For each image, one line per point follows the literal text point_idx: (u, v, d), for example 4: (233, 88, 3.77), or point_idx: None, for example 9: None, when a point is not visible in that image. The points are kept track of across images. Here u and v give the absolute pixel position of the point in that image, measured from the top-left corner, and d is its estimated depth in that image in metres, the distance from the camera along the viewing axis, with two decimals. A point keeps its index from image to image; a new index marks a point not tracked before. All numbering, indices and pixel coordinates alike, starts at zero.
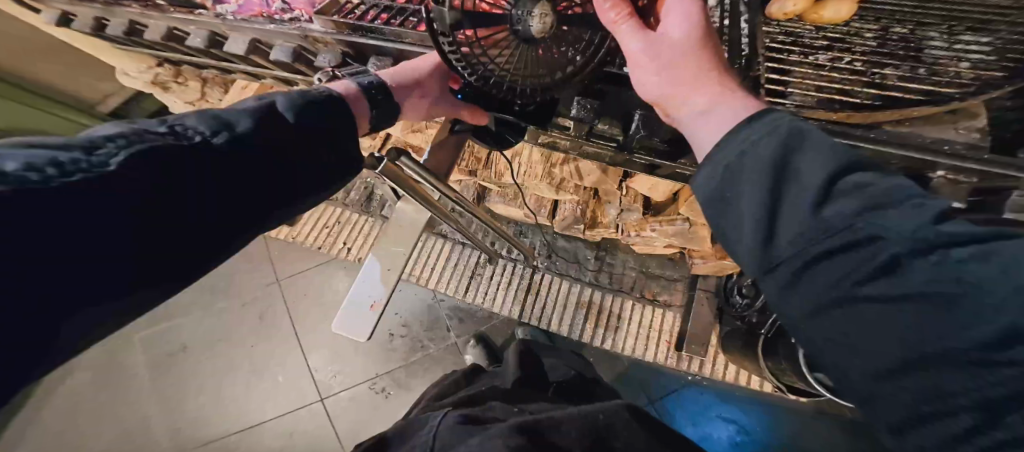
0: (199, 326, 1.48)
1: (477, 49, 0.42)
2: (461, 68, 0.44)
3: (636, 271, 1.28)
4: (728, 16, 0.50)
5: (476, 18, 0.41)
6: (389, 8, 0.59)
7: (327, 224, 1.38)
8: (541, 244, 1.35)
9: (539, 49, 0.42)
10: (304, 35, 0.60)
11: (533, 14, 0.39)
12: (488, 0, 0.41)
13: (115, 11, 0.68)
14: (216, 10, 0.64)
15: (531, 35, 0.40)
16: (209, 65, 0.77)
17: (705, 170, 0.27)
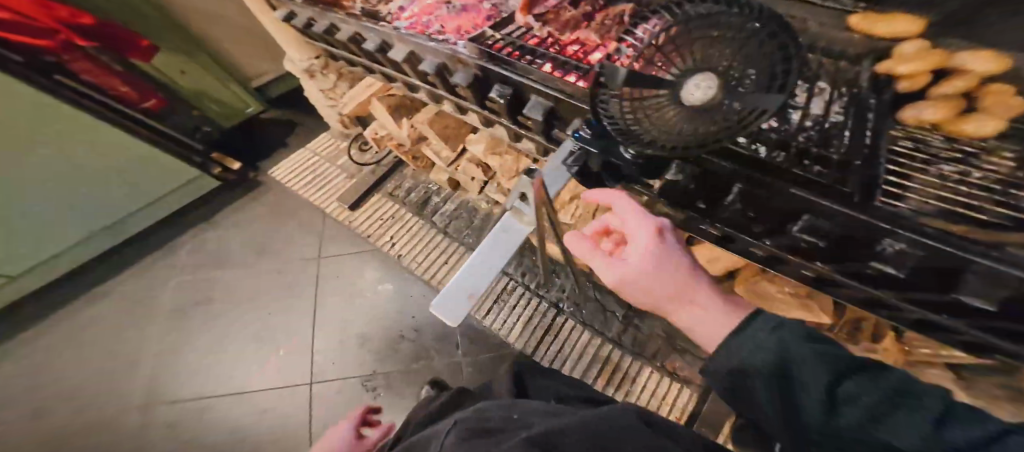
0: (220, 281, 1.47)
1: (631, 104, 0.40)
2: (605, 119, 0.41)
3: (664, 340, 1.21)
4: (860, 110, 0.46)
5: (635, 75, 0.38)
6: (521, 46, 0.60)
7: (382, 217, 1.40)
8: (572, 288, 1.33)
9: (696, 113, 0.36)
10: (452, 54, 0.63)
11: (697, 84, 0.35)
12: (657, 64, 0.38)
13: (303, 9, 0.79)
14: (392, 24, 0.69)
15: (689, 100, 0.36)
16: (359, 62, 0.89)
17: (716, 370, 0.33)
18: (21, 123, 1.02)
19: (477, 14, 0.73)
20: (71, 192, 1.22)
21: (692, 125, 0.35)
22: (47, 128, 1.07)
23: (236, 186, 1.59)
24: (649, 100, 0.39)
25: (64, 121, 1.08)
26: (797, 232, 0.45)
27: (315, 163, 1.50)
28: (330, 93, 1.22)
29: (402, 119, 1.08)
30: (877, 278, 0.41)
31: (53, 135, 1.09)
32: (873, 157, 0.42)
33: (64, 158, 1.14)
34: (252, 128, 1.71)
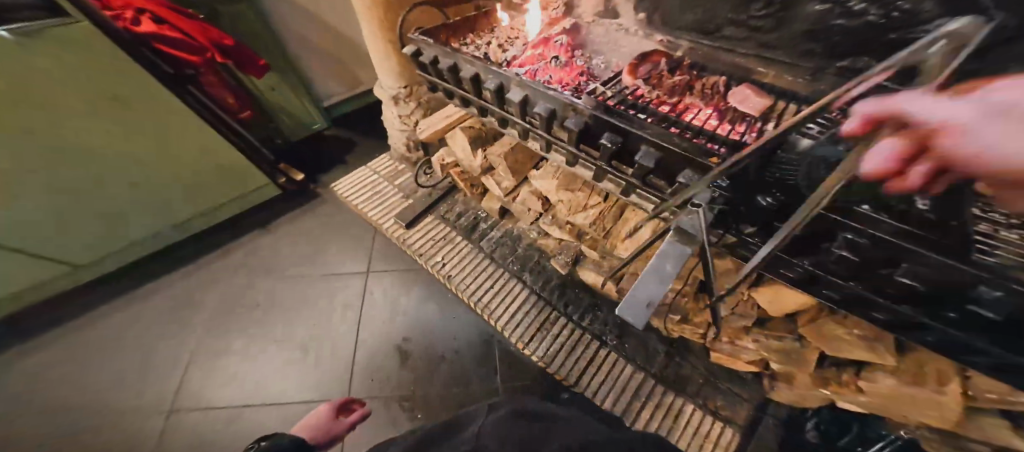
0: (263, 289, 1.47)
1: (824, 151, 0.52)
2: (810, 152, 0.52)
3: (705, 379, 1.12)
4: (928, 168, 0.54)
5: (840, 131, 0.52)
6: (632, 103, 0.69)
7: (433, 237, 1.38)
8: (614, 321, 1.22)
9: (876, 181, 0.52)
10: (567, 103, 0.70)
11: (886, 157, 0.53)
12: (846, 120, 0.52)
13: (427, 49, 0.92)
14: (512, 71, 0.80)
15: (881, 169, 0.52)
16: (456, 94, 0.97)
17: None
18: (153, 122, 1.19)
19: (578, 72, 0.85)
20: (162, 184, 1.33)
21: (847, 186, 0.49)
22: (170, 129, 1.23)
23: (295, 196, 1.70)
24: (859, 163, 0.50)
25: (187, 128, 1.26)
26: (899, 276, 0.54)
27: (375, 181, 1.56)
28: (407, 118, 1.34)
29: (479, 149, 1.15)
30: (965, 322, 0.50)
31: (173, 135, 1.25)
32: (962, 223, 0.47)
33: (171, 153, 1.28)
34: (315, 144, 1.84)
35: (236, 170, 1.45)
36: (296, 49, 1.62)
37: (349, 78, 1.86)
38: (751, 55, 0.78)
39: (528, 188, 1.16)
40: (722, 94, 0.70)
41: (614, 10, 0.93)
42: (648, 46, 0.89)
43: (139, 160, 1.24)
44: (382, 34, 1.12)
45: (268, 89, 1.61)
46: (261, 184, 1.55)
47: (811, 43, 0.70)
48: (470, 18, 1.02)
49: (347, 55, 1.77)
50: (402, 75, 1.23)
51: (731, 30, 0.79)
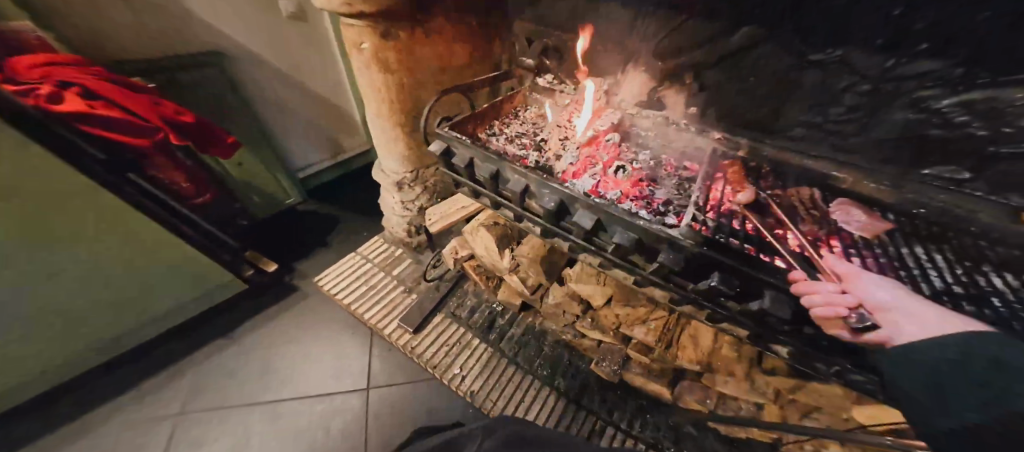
0: (214, 424, 1.08)
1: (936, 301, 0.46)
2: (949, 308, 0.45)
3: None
4: None
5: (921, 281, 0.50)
6: (735, 235, 0.58)
7: (447, 342, 1.14)
8: (666, 428, 0.92)
9: None
10: (659, 236, 0.58)
11: None
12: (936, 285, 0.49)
13: (464, 151, 0.76)
14: (576, 187, 0.68)
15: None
16: (486, 195, 0.82)
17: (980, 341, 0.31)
18: (82, 227, 0.86)
19: (642, 180, 0.75)
20: (84, 303, 0.97)
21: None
22: (105, 233, 0.91)
23: (266, 291, 1.40)
24: None
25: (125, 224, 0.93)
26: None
27: (367, 273, 1.32)
28: (411, 204, 1.19)
29: (505, 250, 0.98)
30: None
31: (107, 235, 0.92)
32: None
33: (98, 256, 0.93)
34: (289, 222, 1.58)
35: (188, 265, 1.11)
36: (273, 118, 1.42)
37: (332, 146, 1.66)
38: (822, 158, 0.75)
39: (561, 287, 0.98)
40: (824, 213, 0.64)
41: (661, 103, 0.89)
42: (704, 141, 0.83)
43: (54, 273, 0.88)
44: (395, 118, 0.98)
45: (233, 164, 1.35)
46: (224, 281, 1.22)
47: (895, 151, 0.66)
48: (497, 103, 0.90)
49: (331, 122, 1.59)
50: (410, 160, 1.09)
51: (799, 130, 0.76)
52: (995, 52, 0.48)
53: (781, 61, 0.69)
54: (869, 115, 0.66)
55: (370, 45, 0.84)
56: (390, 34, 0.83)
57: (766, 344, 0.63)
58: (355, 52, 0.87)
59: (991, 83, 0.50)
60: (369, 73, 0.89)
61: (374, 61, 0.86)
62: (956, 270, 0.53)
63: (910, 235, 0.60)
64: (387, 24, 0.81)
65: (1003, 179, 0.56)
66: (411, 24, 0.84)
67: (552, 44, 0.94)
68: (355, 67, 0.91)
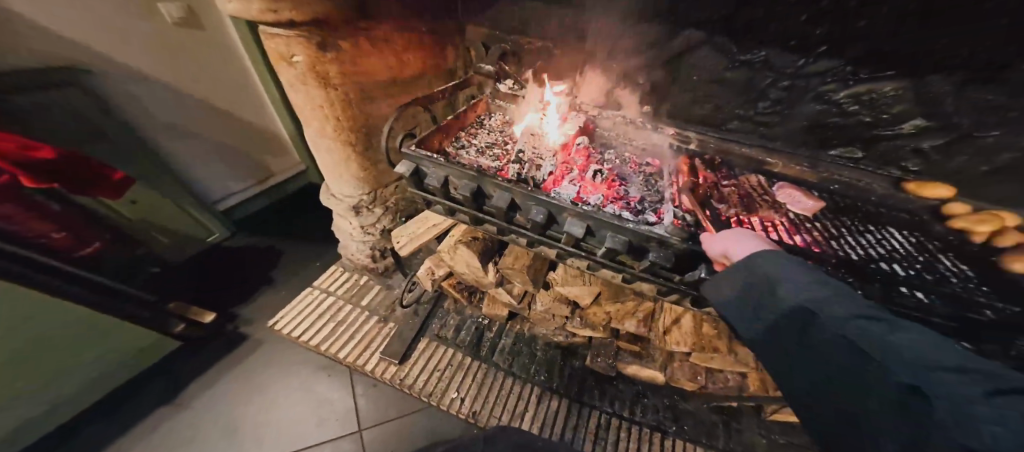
0: None
1: (861, 263, 0.59)
2: (874, 267, 0.58)
3: (766, 440, 0.96)
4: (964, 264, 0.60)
5: (849, 248, 0.62)
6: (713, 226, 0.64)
7: (437, 367, 1.08)
8: (661, 405, 1.02)
9: (964, 296, 0.54)
10: (648, 236, 0.62)
11: (953, 276, 0.58)
12: (860, 252, 0.61)
13: (440, 168, 0.71)
14: (561, 196, 0.68)
15: (949, 284, 0.56)
16: (463, 212, 0.78)
17: (735, 288, 0.44)
18: None
19: (615, 180, 0.78)
20: None
21: (945, 307, 0.52)
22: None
23: (198, 350, 1.16)
24: (912, 299, 0.53)
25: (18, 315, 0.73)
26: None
27: (330, 309, 1.19)
28: (371, 227, 1.10)
29: (488, 264, 0.97)
30: None
31: None
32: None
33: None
34: (219, 264, 1.34)
35: (98, 335, 0.89)
36: (169, 143, 1.17)
37: (257, 170, 1.44)
38: (756, 147, 0.83)
39: (547, 292, 1.01)
40: (773, 196, 0.74)
41: (618, 102, 0.94)
42: (661, 137, 0.90)
43: None
44: (343, 137, 0.87)
45: (124, 204, 1.07)
46: (144, 342, 1.00)
47: (811, 134, 0.78)
48: (461, 114, 0.87)
49: (251, 141, 1.35)
50: (365, 181, 0.99)
51: (734, 123, 0.85)
52: (872, 48, 0.61)
53: (717, 61, 0.76)
54: (787, 107, 0.76)
55: (303, 58, 0.71)
56: (328, 45, 0.72)
57: None
58: (284, 66, 0.73)
59: (874, 79, 0.65)
60: (307, 91, 0.77)
61: (311, 77, 0.74)
62: (868, 237, 0.67)
63: (836, 210, 0.73)
64: (324, 33, 0.70)
65: (886, 154, 0.74)
66: (352, 33, 0.75)
67: (510, 48, 0.94)
68: (287, 83, 0.77)
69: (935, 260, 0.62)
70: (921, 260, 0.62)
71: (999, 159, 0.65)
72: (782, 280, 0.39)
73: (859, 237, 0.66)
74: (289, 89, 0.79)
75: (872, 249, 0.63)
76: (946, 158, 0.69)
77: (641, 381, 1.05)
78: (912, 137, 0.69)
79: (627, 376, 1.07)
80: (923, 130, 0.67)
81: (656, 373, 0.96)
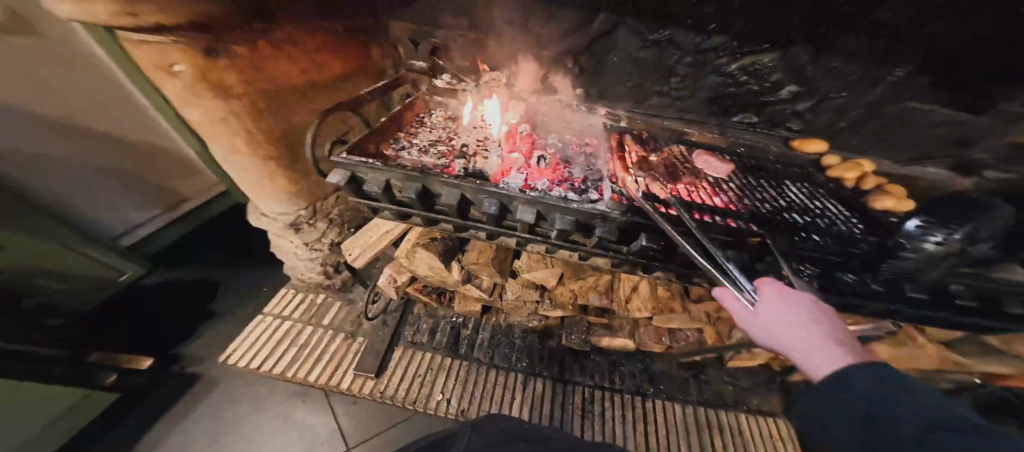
0: None
1: (765, 213, 0.70)
2: (772, 215, 0.70)
3: (731, 386, 1.09)
4: (830, 206, 0.76)
5: (750, 201, 0.74)
6: (653, 198, 0.69)
7: (417, 373, 1.06)
8: (637, 370, 1.11)
9: (836, 230, 0.67)
10: (595, 214, 0.66)
11: (826, 215, 0.72)
12: (758, 204, 0.73)
13: (379, 172, 0.69)
14: (509, 186, 0.70)
15: (817, 222, 0.70)
16: (413, 214, 0.78)
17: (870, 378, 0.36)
18: None
19: (559, 164, 0.82)
20: None
21: (831, 245, 0.64)
22: None
23: (136, 404, 1.01)
24: (807, 239, 0.65)
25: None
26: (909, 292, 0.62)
27: (290, 333, 1.11)
28: (315, 243, 1.06)
29: (452, 263, 0.97)
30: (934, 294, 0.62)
31: None
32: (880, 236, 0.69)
33: None
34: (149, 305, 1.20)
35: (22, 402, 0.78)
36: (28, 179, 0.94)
37: (165, 197, 1.27)
38: (676, 119, 0.94)
39: (515, 280, 1.03)
40: (693, 164, 0.84)
41: (552, 88, 0.97)
42: (596, 118, 0.95)
43: None
44: (263, 150, 0.82)
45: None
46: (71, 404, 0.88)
47: (716, 104, 0.90)
48: (397, 115, 0.85)
49: (151, 167, 1.17)
50: (297, 193, 0.95)
51: (655, 98, 0.93)
52: (748, 22, 0.71)
53: (634, 43, 0.82)
54: (693, 81, 0.86)
55: (188, 67, 0.63)
56: (219, 51, 0.65)
57: (691, 279, 0.80)
58: (165, 77, 0.64)
59: (755, 52, 0.76)
60: (203, 104, 0.69)
61: (202, 87, 0.67)
62: (773, 192, 0.79)
63: (744, 169, 0.87)
64: (209, 39, 0.62)
65: (775, 116, 0.89)
66: (248, 37, 0.69)
67: (441, 42, 0.92)
68: (175, 96, 0.68)
69: (814, 205, 0.76)
70: (813, 207, 0.75)
71: (850, 115, 0.85)
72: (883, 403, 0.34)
73: (766, 192, 0.78)
74: (177, 103, 0.70)
75: (776, 202, 0.75)
76: (815, 117, 0.87)
77: (614, 350, 1.13)
78: (790, 100, 0.85)
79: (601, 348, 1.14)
80: (796, 94, 0.83)
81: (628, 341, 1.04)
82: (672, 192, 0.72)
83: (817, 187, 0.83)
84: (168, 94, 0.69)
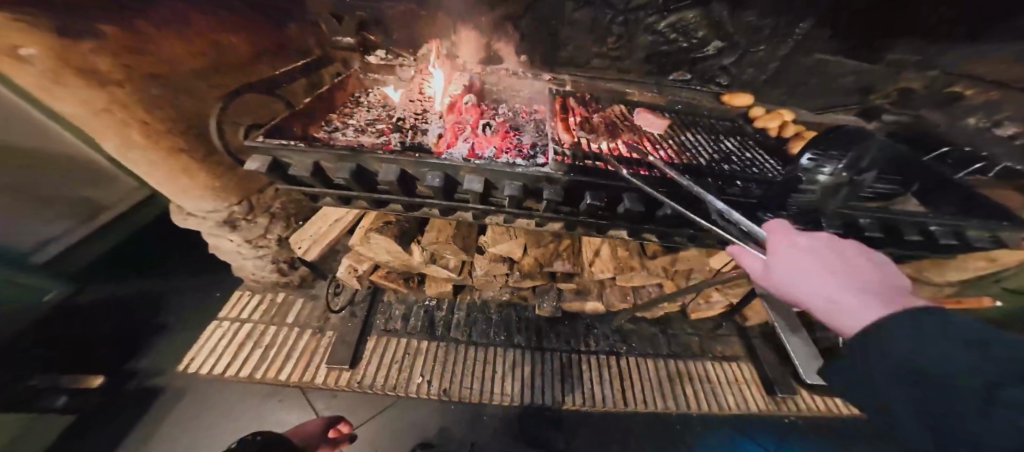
0: None
1: (688, 161, 0.76)
2: (698, 162, 0.76)
3: (696, 337, 1.19)
4: (748, 152, 0.84)
5: (675, 152, 0.79)
6: (592, 159, 0.72)
7: (394, 360, 1.06)
8: (611, 332, 1.19)
9: (755, 175, 0.74)
10: (539, 176, 0.68)
11: (743, 160, 0.80)
12: (680, 154, 0.78)
13: (307, 155, 0.67)
14: (452, 156, 0.69)
15: (733, 166, 0.78)
16: (359, 196, 0.76)
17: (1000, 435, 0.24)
18: None
19: (508, 132, 0.82)
20: None
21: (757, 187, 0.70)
22: None
23: (90, 427, 0.95)
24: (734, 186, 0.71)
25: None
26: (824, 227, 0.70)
27: (252, 336, 1.07)
28: (258, 239, 1.01)
29: (411, 245, 0.96)
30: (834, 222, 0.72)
31: None
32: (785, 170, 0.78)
33: None
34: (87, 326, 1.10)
35: None
36: None
37: (77, 207, 1.11)
38: (618, 81, 0.97)
39: (482, 255, 1.03)
40: (632, 121, 0.88)
41: (497, 55, 0.95)
42: (542, 84, 0.96)
43: None
44: (175, 143, 0.76)
45: None
46: (27, 425, 0.87)
47: (650, 64, 0.93)
48: (325, 94, 0.81)
49: (50, 179, 1.00)
50: (224, 188, 0.89)
51: (596, 61, 0.94)
52: None
53: (565, 5, 0.82)
54: (628, 41, 0.88)
55: (41, 51, 0.53)
56: (78, 31, 0.57)
57: (643, 236, 0.86)
58: (9, 64, 0.53)
59: (679, 8, 0.80)
60: (72, 94, 0.60)
61: (68, 73, 0.58)
62: (710, 146, 0.85)
63: (682, 124, 0.92)
64: (56, 15, 0.54)
65: (706, 73, 0.93)
66: (114, 14, 0.61)
67: (370, 16, 0.88)
68: (35, 87, 0.58)
69: (735, 153, 0.83)
70: (742, 157, 0.81)
71: (770, 67, 0.92)
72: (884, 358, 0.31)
73: (703, 146, 0.84)
74: (41, 94, 0.59)
75: (711, 155, 0.81)
76: (740, 71, 0.93)
77: (587, 315, 1.20)
78: (716, 56, 0.90)
79: (575, 313, 1.20)
80: (720, 50, 0.88)
81: (600, 305, 1.10)
82: (603, 147, 0.76)
83: (744, 137, 0.90)
84: (23, 84, 0.58)
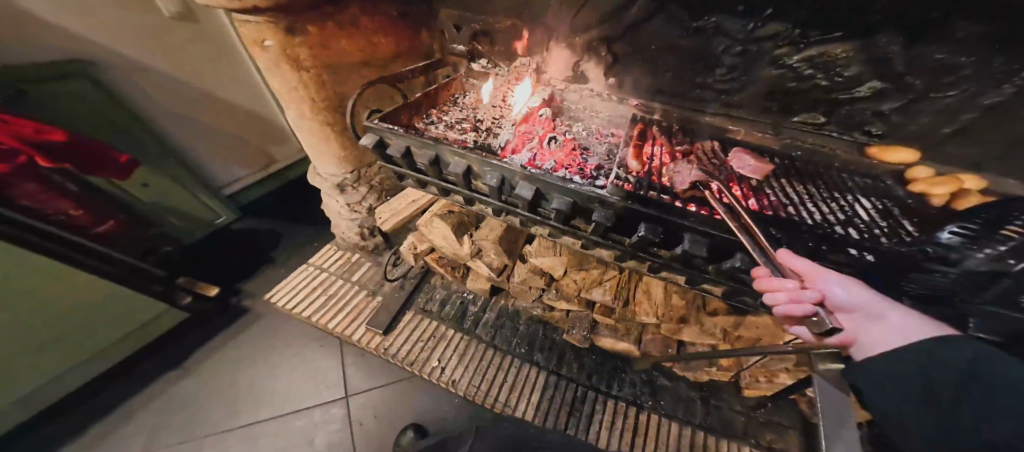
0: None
1: (795, 215, 0.61)
2: (807, 218, 0.61)
3: (744, 418, 0.94)
4: (890, 219, 0.63)
5: (775, 203, 0.65)
6: (662, 190, 0.64)
7: (421, 339, 1.13)
8: (641, 381, 1.03)
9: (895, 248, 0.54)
10: (598, 198, 0.64)
11: (894, 231, 0.59)
12: (782, 207, 0.64)
13: (400, 138, 0.77)
14: (513, 162, 0.72)
15: (864, 232, 0.59)
16: (430, 182, 0.85)
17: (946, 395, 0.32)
18: None
19: (575, 149, 0.81)
20: None
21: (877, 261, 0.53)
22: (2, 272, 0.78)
23: (216, 318, 1.30)
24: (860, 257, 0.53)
25: (39, 269, 0.83)
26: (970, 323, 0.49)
27: (325, 283, 1.28)
28: (355, 206, 1.20)
29: (464, 237, 1.01)
30: None
31: (12, 279, 0.80)
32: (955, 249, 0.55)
33: (18, 311, 0.84)
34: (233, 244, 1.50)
35: (113, 303, 1.02)
36: (168, 124, 1.24)
37: (259, 157, 1.54)
38: (721, 115, 0.86)
39: (523, 264, 1.04)
40: (724, 162, 0.76)
41: (585, 75, 0.95)
42: (626, 108, 0.92)
43: None
44: (321, 121, 0.98)
45: (136, 186, 1.19)
46: (156, 313, 1.13)
47: (771, 101, 0.79)
48: (432, 93, 0.92)
49: (251, 131, 1.45)
50: (347, 159, 1.11)
51: (696, 92, 0.85)
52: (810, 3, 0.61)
53: (671, 30, 0.77)
54: (743, 73, 0.77)
55: (275, 42, 0.79)
56: (295, 30, 0.80)
57: (702, 286, 0.73)
58: (258, 51, 0.81)
59: (823, 41, 0.65)
60: (281, 73, 0.85)
61: (283, 60, 0.83)
62: (828, 203, 0.67)
63: (793, 174, 0.75)
64: (290, 19, 0.78)
65: (851, 117, 0.74)
66: (318, 19, 0.83)
67: (481, 28, 0.99)
68: (264, 67, 0.85)
69: (870, 218, 0.63)
70: (883, 226, 0.61)
71: (961, 120, 0.65)
72: (993, 378, 0.31)
73: (821, 204, 0.66)
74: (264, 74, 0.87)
75: (824, 215, 0.62)
76: (908, 119, 0.69)
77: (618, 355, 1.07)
78: (872, 99, 0.70)
79: (605, 350, 1.09)
80: (880, 93, 0.68)
81: (631, 348, 0.99)
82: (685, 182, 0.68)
83: (885, 199, 0.69)
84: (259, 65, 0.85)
